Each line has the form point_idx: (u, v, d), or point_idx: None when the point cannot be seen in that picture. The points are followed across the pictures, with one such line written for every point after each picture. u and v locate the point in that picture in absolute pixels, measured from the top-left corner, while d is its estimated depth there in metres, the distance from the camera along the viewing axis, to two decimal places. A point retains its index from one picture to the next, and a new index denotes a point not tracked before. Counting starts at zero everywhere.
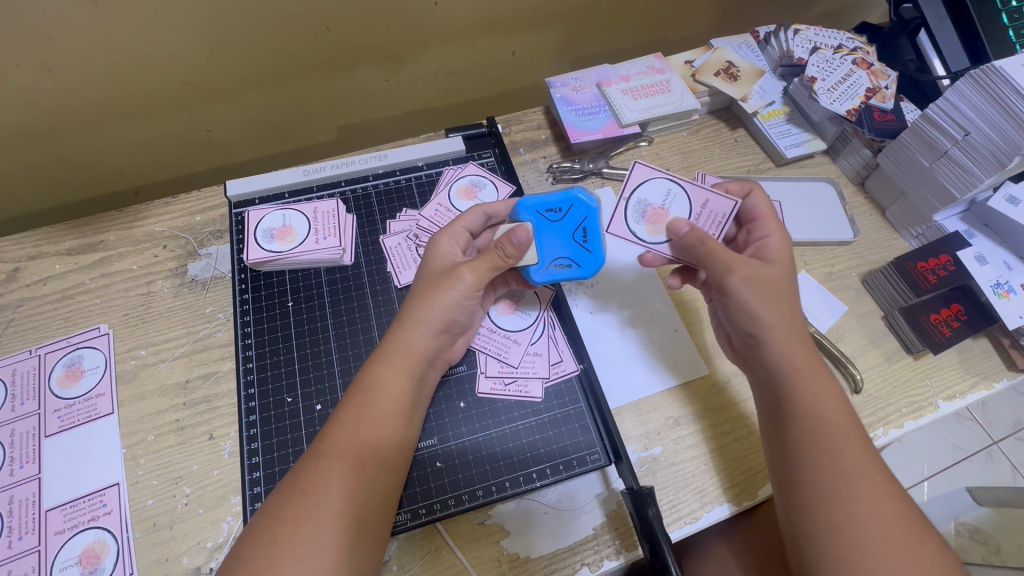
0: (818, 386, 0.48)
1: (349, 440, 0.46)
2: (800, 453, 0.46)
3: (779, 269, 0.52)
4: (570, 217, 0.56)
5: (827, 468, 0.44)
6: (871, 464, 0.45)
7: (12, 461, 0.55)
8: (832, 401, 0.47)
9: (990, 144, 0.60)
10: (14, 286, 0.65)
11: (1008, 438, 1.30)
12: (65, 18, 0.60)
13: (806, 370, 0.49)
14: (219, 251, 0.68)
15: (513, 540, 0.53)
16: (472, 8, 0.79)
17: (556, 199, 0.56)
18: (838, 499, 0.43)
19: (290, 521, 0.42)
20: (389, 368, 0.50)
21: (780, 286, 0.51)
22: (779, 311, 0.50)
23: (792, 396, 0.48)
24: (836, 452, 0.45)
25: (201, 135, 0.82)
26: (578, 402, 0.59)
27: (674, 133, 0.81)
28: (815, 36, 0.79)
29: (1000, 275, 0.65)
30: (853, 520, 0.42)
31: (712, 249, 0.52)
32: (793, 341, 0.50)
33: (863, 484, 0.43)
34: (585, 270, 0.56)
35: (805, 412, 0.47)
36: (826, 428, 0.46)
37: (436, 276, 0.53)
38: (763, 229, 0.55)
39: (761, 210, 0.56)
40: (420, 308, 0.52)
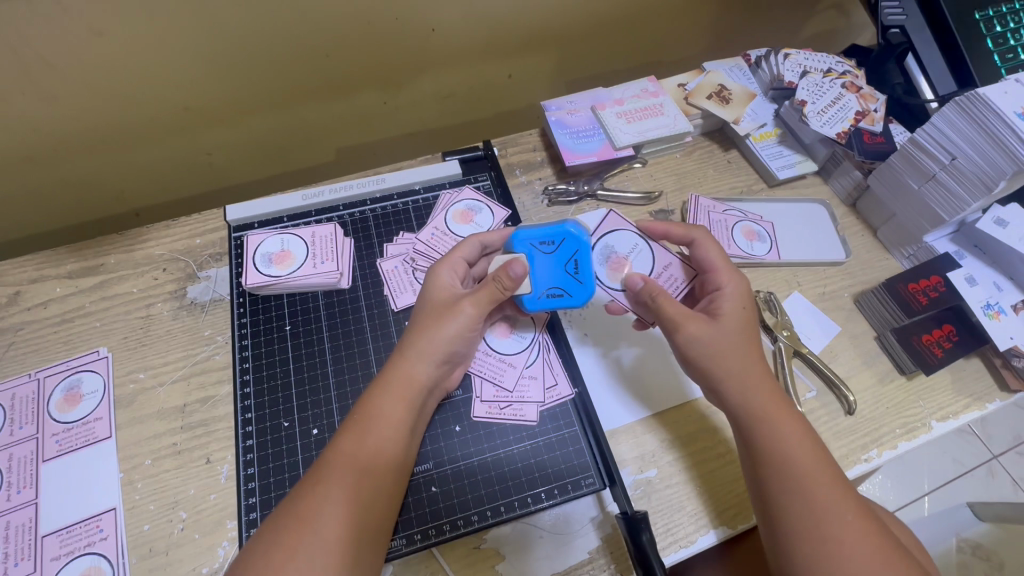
0: (783, 426, 0.49)
1: (347, 467, 0.47)
2: (771, 496, 0.47)
3: (730, 319, 0.53)
4: (563, 248, 0.57)
5: (798, 509, 0.46)
6: (842, 501, 0.46)
7: (10, 486, 0.55)
8: (799, 439, 0.49)
9: (977, 168, 0.61)
10: (15, 309, 0.66)
11: (1008, 452, 1.29)
12: (70, 48, 0.61)
13: (767, 411, 0.50)
14: (219, 274, 0.69)
15: (509, 564, 0.53)
16: (469, 33, 0.81)
17: (549, 231, 0.57)
18: (812, 537, 0.44)
19: (286, 548, 0.42)
20: (390, 396, 0.50)
21: (736, 333, 0.52)
22: (736, 360, 0.52)
23: (757, 439, 0.49)
24: (805, 492, 0.46)
25: (201, 158, 0.84)
26: (573, 425, 0.59)
27: (668, 155, 0.82)
28: (805, 60, 0.80)
29: (990, 296, 0.66)
30: (827, 560, 0.43)
31: (662, 306, 0.54)
32: (748, 381, 0.51)
33: (834, 519, 0.45)
34: (575, 300, 0.57)
35: (767, 452, 0.48)
36: (790, 466, 0.47)
37: (437, 308, 0.54)
38: (716, 281, 0.57)
39: (712, 261, 0.58)
40: (423, 339, 0.52)
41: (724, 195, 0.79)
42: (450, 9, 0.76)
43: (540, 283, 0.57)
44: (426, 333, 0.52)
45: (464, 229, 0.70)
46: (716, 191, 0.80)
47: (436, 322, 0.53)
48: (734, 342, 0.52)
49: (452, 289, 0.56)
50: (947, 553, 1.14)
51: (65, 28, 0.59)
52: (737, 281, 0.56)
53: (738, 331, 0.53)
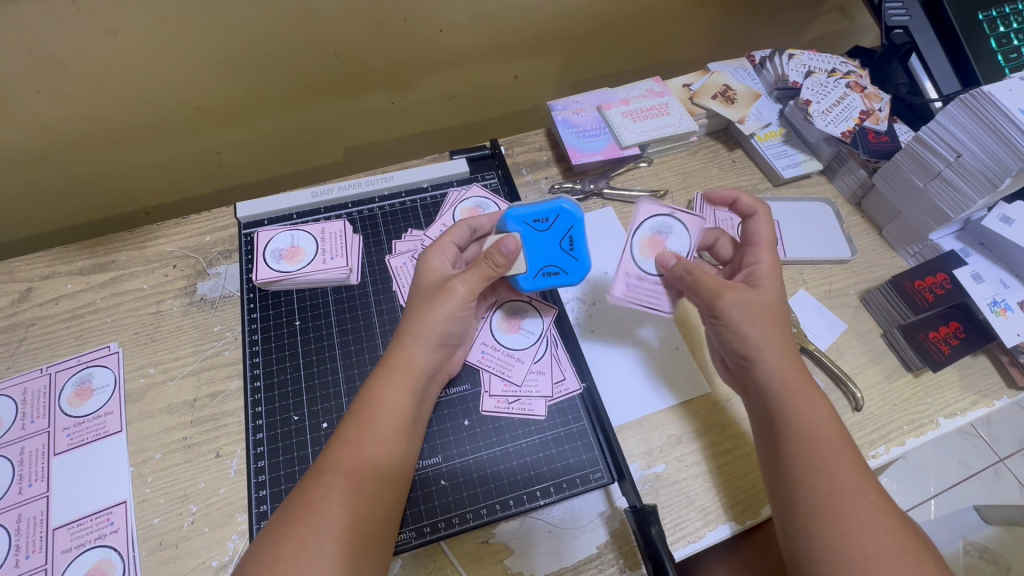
0: (811, 403, 0.50)
1: (355, 457, 0.47)
2: (795, 470, 0.47)
3: (767, 294, 0.53)
4: (557, 227, 0.57)
5: (822, 487, 0.46)
6: (863, 482, 0.46)
7: (21, 479, 0.56)
8: (824, 417, 0.49)
9: (982, 166, 0.61)
10: (27, 305, 0.66)
11: (1015, 454, 1.29)
12: (84, 49, 0.62)
13: (795, 387, 0.50)
14: (228, 271, 0.69)
15: (517, 559, 0.53)
16: (477, 34, 0.82)
17: (543, 209, 0.57)
18: (836, 518, 0.44)
19: (299, 537, 0.42)
20: (394, 384, 0.51)
21: (771, 308, 0.53)
22: (767, 332, 0.52)
23: (783, 412, 0.50)
24: (830, 469, 0.46)
25: (211, 157, 0.84)
26: (581, 419, 0.59)
27: (674, 154, 0.83)
28: (809, 61, 0.81)
29: (996, 293, 0.66)
30: (847, 537, 0.43)
31: (699, 276, 0.54)
32: (782, 358, 0.51)
33: (857, 501, 0.45)
34: (573, 277, 0.58)
35: (794, 428, 0.49)
36: (817, 444, 0.47)
37: (429, 291, 0.54)
38: (756, 255, 0.57)
39: (758, 237, 0.58)
40: (421, 323, 0.53)
41: None
42: (458, 11, 0.77)
43: (534, 262, 0.57)
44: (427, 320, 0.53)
45: None
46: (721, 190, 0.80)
47: (438, 309, 0.53)
48: (768, 320, 0.52)
49: (444, 270, 0.56)
50: (955, 555, 1.13)
51: (83, 29, 0.60)
52: (775, 259, 0.57)
53: (771, 307, 0.53)
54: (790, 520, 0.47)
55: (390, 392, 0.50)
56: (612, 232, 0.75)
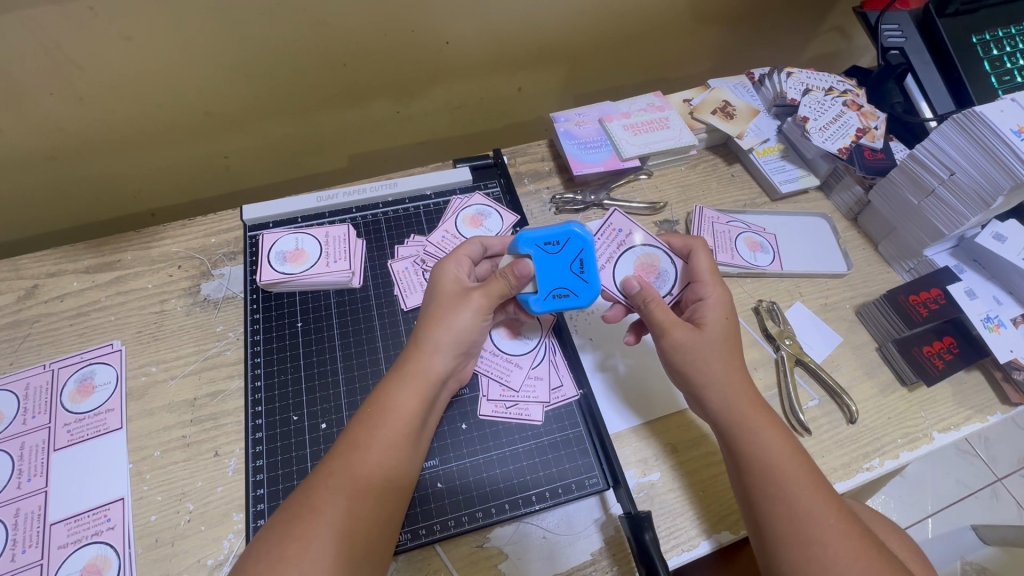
0: (762, 433, 0.50)
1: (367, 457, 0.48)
2: (757, 501, 0.48)
3: (713, 329, 0.54)
4: (568, 250, 0.58)
5: (783, 514, 0.46)
6: (826, 506, 0.46)
7: (20, 474, 0.56)
8: (778, 445, 0.49)
9: (974, 184, 0.62)
10: (33, 302, 0.67)
11: (1011, 475, 1.33)
12: (100, 52, 0.64)
13: (746, 417, 0.51)
14: (232, 272, 0.70)
15: (512, 563, 0.53)
16: (482, 46, 0.84)
17: (555, 232, 0.58)
18: (797, 545, 0.45)
19: (300, 537, 0.43)
20: (406, 389, 0.51)
21: (717, 337, 0.54)
22: (715, 366, 0.52)
23: (739, 443, 0.50)
24: (788, 496, 0.47)
25: (218, 161, 0.85)
26: (578, 426, 0.60)
27: (673, 167, 0.84)
28: (807, 79, 0.83)
29: (989, 309, 0.67)
30: (813, 564, 0.44)
31: (653, 312, 0.56)
32: (733, 392, 0.52)
33: (820, 527, 0.45)
34: (582, 299, 0.57)
35: (750, 460, 0.49)
36: (774, 473, 0.48)
37: (449, 299, 0.55)
38: (698, 291, 0.57)
39: (699, 271, 0.58)
40: (439, 329, 0.53)
41: (728, 207, 0.81)
42: (464, 23, 0.79)
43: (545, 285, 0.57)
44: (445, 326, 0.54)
45: (474, 232, 0.72)
46: (720, 204, 0.82)
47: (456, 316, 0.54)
48: (719, 349, 0.53)
49: (458, 280, 0.57)
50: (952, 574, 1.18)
51: (100, 34, 0.62)
52: (720, 291, 0.57)
53: (720, 338, 0.54)
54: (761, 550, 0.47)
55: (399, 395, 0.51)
56: None
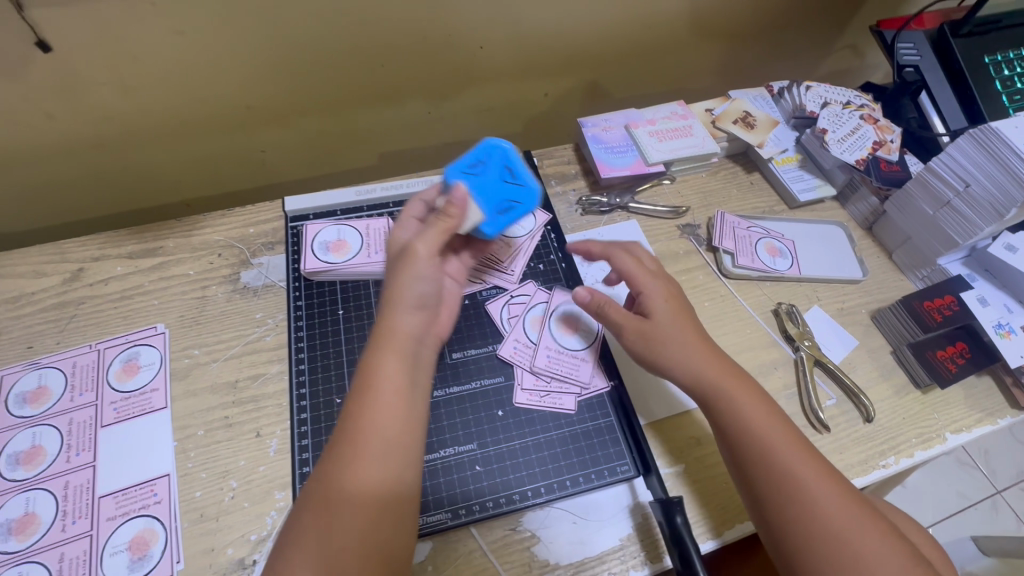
0: (744, 404, 0.53)
1: (362, 437, 0.47)
2: (749, 468, 0.51)
3: (663, 317, 0.58)
4: (488, 165, 0.63)
5: (773, 482, 0.49)
6: (815, 470, 0.49)
7: (69, 448, 0.58)
8: (763, 413, 0.53)
9: (989, 196, 0.66)
10: (78, 284, 0.69)
11: (1011, 488, 1.40)
12: (154, 44, 0.67)
13: (726, 391, 0.54)
14: (271, 261, 0.73)
15: (544, 546, 0.56)
16: (514, 52, 0.87)
17: (471, 156, 0.63)
18: (795, 512, 0.48)
19: (321, 511, 0.44)
20: (385, 351, 0.51)
21: (673, 321, 0.58)
22: (681, 351, 0.56)
23: (726, 419, 0.53)
24: (778, 462, 0.50)
25: (255, 155, 0.88)
26: (609, 415, 0.62)
27: (695, 174, 0.87)
28: (825, 93, 0.87)
29: (1001, 316, 0.70)
30: (811, 527, 0.47)
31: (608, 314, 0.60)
32: (713, 369, 0.55)
33: (812, 489, 0.48)
34: (527, 205, 0.64)
35: (737, 433, 0.52)
36: (765, 443, 0.51)
37: (395, 260, 0.57)
38: (636, 285, 0.61)
39: (626, 269, 0.61)
40: (395, 288, 0.54)
41: (748, 213, 0.84)
42: (499, 29, 0.82)
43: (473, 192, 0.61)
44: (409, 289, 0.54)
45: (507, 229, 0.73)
46: (740, 210, 0.84)
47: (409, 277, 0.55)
48: (677, 332, 0.57)
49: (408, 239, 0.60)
50: None
51: (157, 27, 0.65)
52: (660, 279, 0.61)
53: (675, 323, 0.58)
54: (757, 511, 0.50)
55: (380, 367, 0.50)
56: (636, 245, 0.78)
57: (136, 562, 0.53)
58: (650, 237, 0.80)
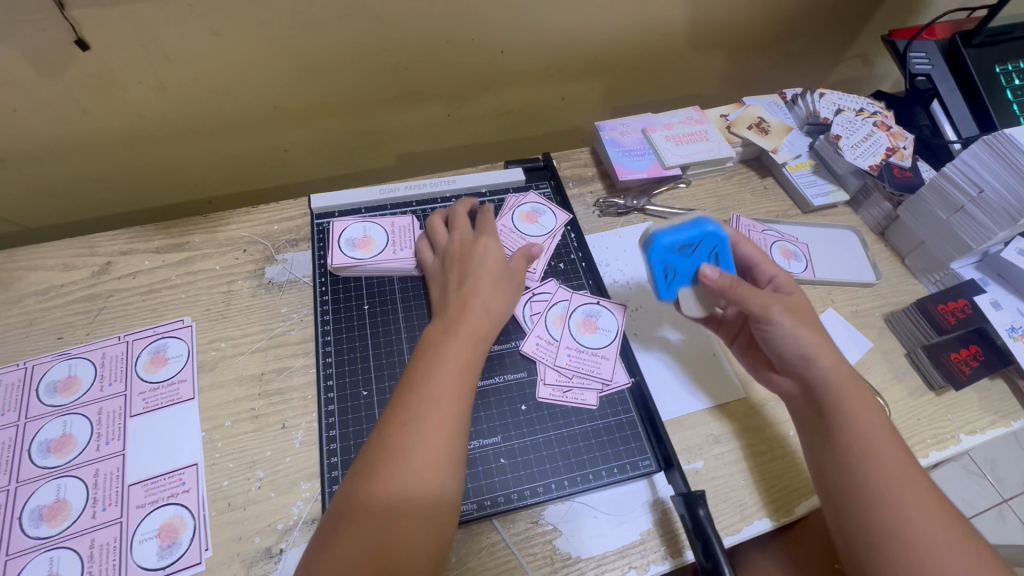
0: (857, 395, 0.54)
1: (416, 406, 0.51)
2: (847, 454, 0.51)
3: (796, 300, 0.59)
4: (703, 248, 0.63)
5: (878, 471, 0.50)
6: (913, 471, 0.50)
7: (98, 437, 0.59)
8: (869, 408, 0.53)
9: (1003, 201, 0.67)
10: (106, 278, 0.71)
11: (1018, 496, 1.40)
12: (189, 45, 0.68)
13: (843, 381, 0.54)
14: (295, 257, 0.74)
15: (566, 540, 0.56)
16: (534, 57, 0.89)
17: (685, 237, 0.62)
18: (896, 504, 0.48)
19: (384, 478, 0.48)
20: (457, 340, 0.56)
21: (800, 311, 0.58)
22: (812, 335, 0.56)
23: (835, 404, 0.53)
24: (883, 454, 0.50)
25: (277, 154, 0.89)
26: (630, 411, 0.63)
27: (710, 178, 0.89)
28: (838, 100, 0.88)
29: (1013, 319, 0.71)
30: (905, 523, 0.47)
31: (742, 293, 0.58)
32: (832, 358, 0.56)
33: (912, 488, 0.49)
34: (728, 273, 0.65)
35: (848, 420, 0.53)
36: (871, 434, 0.52)
37: (492, 272, 0.62)
38: (764, 272, 0.63)
39: (753, 257, 0.64)
40: (481, 292, 0.60)
41: (763, 217, 0.85)
42: (521, 34, 0.84)
43: (727, 245, 0.63)
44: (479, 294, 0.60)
45: (529, 228, 0.75)
46: (755, 214, 0.86)
47: (499, 285, 0.62)
48: (802, 322, 0.57)
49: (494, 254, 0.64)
50: None
51: (193, 29, 0.67)
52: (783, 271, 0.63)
53: (803, 307, 0.59)
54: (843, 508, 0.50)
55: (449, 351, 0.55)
56: None
57: (165, 549, 0.54)
58: None
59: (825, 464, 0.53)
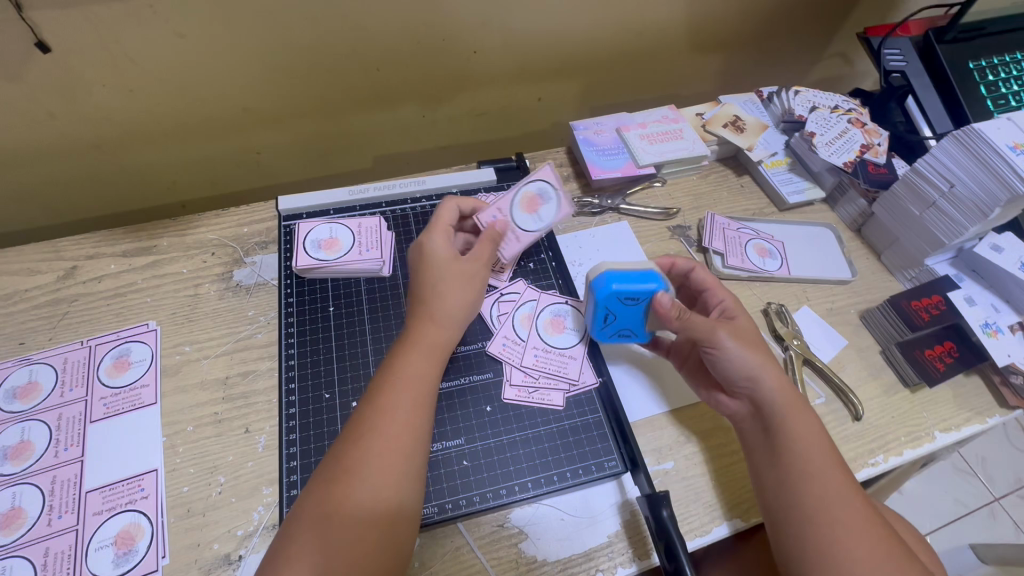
0: (801, 417, 0.55)
1: (373, 419, 0.52)
2: (787, 475, 0.53)
3: (744, 326, 0.60)
4: (616, 306, 0.61)
5: (815, 493, 0.51)
6: (850, 492, 0.52)
7: (57, 443, 0.58)
8: (810, 429, 0.55)
9: (974, 196, 0.66)
10: (71, 282, 0.70)
11: (1009, 495, 1.39)
12: (152, 47, 0.68)
13: (788, 403, 0.56)
14: (263, 260, 0.73)
15: (532, 543, 0.55)
16: (507, 57, 0.89)
17: (598, 312, 0.62)
18: (827, 525, 0.50)
19: (339, 493, 0.48)
20: (420, 356, 0.57)
21: (747, 334, 0.60)
22: (759, 358, 0.58)
23: (780, 425, 0.55)
24: (821, 475, 0.52)
25: (250, 157, 0.89)
26: (597, 411, 0.62)
27: (686, 177, 0.88)
28: (813, 98, 0.88)
29: (988, 316, 0.70)
30: (835, 543, 0.49)
31: (690, 320, 0.58)
32: (779, 381, 0.57)
33: (845, 509, 0.51)
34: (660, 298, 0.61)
35: (790, 441, 0.54)
36: (811, 455, 0.53)
37: (450, 269, 0.62)
38: (714, 296, 0.64)
39: (706, 281, 0.66)
40: (444, 306, 0.60)
41: (738, 215, 0.84)
42: (493, 34, 0.84)
43: (635, 284, 0.60)
44: (442, 298, 0.60)
45: (525, 218, 0.69)
46: (730, 212, 0.85)
47: (465, 288, 0.62)
48: (750, 345, 0.58)
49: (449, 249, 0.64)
50: None
51: (156, 31, 0.66)
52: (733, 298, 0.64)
53: (751, 333, 0.60)
54: (780, 522, 0.52)
55: (409, 362, 0.56)
56: (626, 245, 0.79)
57: (120, 557, 0.53)
58: (641, 238, 0.81)
59: (765, 480, 0.55)
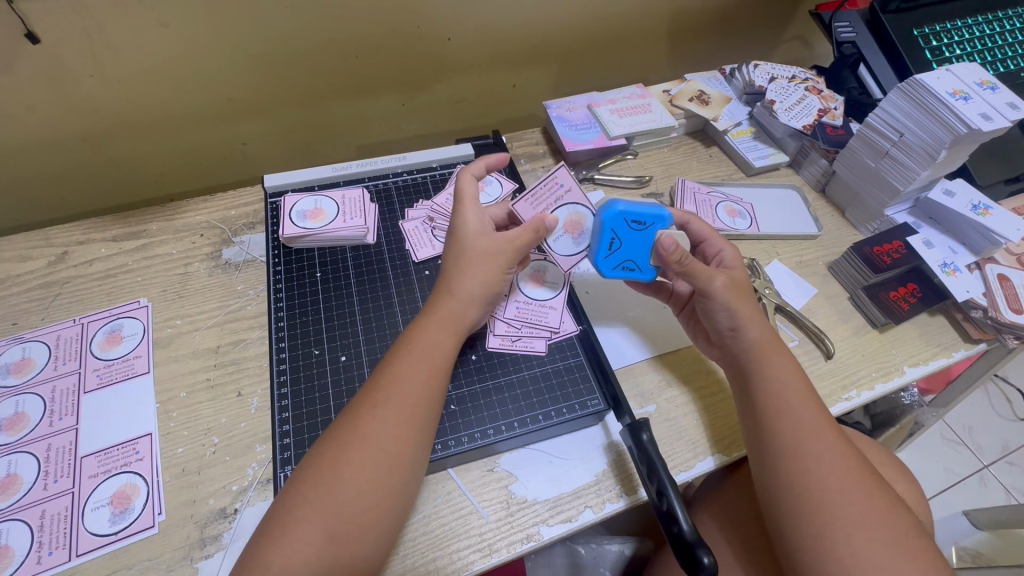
0: (779, 362, 0.57)
1: (391, 389, 0.51)
2: (765, 415, 0.54)
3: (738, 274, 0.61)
4: (620, 233, 0.61)
5: (788, 430, 0.53)
6: (823, 426, 0.53)
7: (51, 414, 0.59)
8: (789, 373, 0.56)
9: (922, 142, 0.70)
10: (63, 266, 0.71)
11: (997, 462, 1.42)
12: (138, 37, 0.71)
13: (766, 350, 0.57)
14: (252, 239, 0.76)
15: (521, 485, 0.57)
16: (481, 44, 0.93)
17: (602, 240, 0.61)
18: (797, 457, 0.51)
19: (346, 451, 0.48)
20: (446, 331, 0.55)
21: (743, 286, 0.60)
22: (744, 308, 0.58)
23: (757, 371, 0.56)
24: (795, 414, 0.53)
25: (236, 148, 0.92)
26: (578, 355, 0.65)
27: (657, 149, 0.93)
28: (772, 70, 0.93)
29: (946, 257, 0.74)
30: (806, 475, 0.50)
31: (691, 267, 0.58)
32: (761, 329, 0.58)
33: (818, 443, 0.52)
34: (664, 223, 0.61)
35: (766, 382, 0.56)
36: (785, 395, 0.54)
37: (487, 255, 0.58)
38: (714, 246, 0.64)
39: (703, 234, 0.65)
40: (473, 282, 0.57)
41: (708, 180, 0.88)
42: (465, 21, 0.88)
43: (636, 210, 0.59)
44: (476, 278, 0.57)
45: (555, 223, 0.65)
46: (700, 179, 0.89)
47: (493, 265, 0.57)
48: (739, 296, 0.59)
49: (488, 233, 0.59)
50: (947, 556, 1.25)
51: (142, 21, 0.70)
52: (728, 247, 0.63)
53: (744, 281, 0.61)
54: (758, 463, 0.54)
55: (427, 336, 0.55)
56: None
57: (117, 516, 0.53)
58: None
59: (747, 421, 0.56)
